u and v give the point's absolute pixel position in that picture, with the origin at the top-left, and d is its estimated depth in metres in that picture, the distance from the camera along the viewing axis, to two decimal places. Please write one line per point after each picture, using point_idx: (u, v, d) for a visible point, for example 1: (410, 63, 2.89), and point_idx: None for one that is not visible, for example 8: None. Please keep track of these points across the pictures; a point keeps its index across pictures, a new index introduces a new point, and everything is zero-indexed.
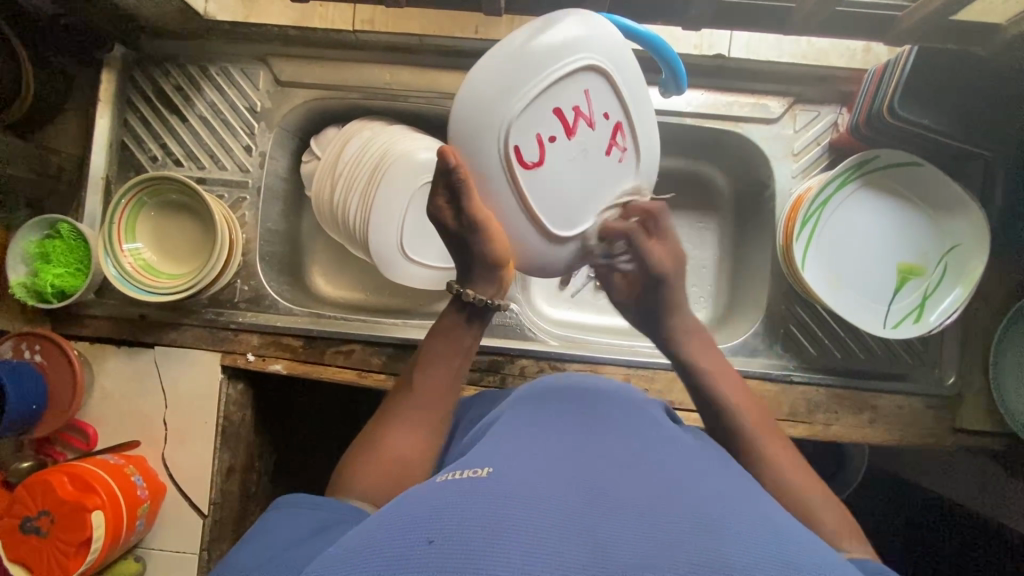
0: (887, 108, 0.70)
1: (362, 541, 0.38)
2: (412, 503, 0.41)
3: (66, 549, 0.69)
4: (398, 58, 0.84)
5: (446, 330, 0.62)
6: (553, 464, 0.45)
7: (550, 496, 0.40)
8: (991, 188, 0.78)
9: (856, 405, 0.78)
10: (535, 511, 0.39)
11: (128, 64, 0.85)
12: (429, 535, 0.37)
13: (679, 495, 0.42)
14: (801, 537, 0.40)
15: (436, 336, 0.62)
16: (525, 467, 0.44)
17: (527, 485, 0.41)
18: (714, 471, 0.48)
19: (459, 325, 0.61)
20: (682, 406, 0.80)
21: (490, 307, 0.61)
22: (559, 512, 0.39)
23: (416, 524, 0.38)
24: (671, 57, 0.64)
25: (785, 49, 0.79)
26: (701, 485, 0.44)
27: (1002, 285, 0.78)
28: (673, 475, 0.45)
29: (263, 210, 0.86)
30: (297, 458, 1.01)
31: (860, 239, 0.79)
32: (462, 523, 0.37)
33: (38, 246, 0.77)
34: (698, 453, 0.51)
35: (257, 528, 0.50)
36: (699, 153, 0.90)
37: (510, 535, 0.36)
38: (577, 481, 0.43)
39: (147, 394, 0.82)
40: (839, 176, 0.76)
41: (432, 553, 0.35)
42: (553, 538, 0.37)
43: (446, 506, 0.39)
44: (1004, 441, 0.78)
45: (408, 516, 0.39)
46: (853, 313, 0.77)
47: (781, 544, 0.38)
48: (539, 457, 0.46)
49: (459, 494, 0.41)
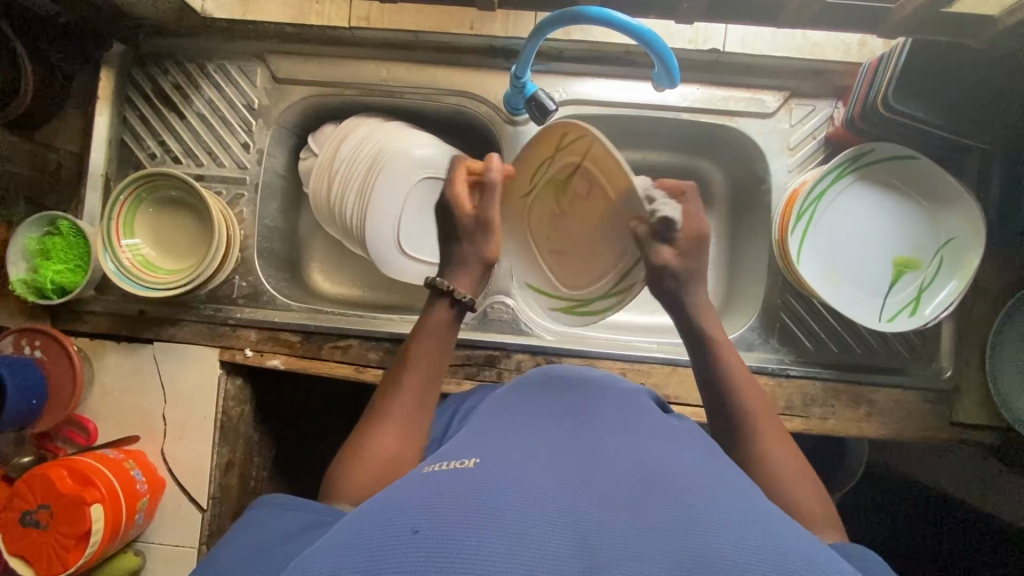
0: (882, 102, 0.69)
1: (352, 531, 0.39)
2: (401, 492, 0.41)
3: (65, 542, 0.70)
4: (394, 55, 0.85)
5: (428, 329, 0.66)
6: (542, 458, 0.45)
7: (534, 488, 0.41)
8: (987, 180, 0.77)
9: (853, 399, 0.78)
10: (520, 502, 0.39)
11: (127, 62, 0.86)
12: (415, 524, 0.37)
13: (666, 486, 0.42)
14: (790, 527, 0.40)
15: (417, 336, 0.66)
16: (515, 459, 0.45)
17: (515, 476, 0.42)
18: (705, 463, 0.48)
19: (440, 323, 0.66)
20: (679, 400, 0.80)
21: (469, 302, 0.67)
22: (543, 503, 0.39)
23: (403, 513, 0.38)
24: (664, 51, 0.65)
25: (779, 43, 0.79)
26: (692, 477, 0.44)
27: (998, 279, 0.78)
28: (661, 466, 0.45)
29: (261, 206, 0.86)
30: (297, 454, 1.01)
31: (855, 234, 0.79)
32: (447, 512, 0.37)
33: (38, 243, 0.78)
34: (689, 445, 0.52)
35: (244, 524, 0.51)
36: (695, 148, 0.90)
37: (494, 526, 0.37)
38: (563, 472, 0.43)
39: (147, 389, 0.83)
40: (834, 170, 0.76)
41: (418, 544, 0.35)
42: (538, 528, 0.37)
43: (432, 497, 0.39)
44: (1001, 434, 0.78)
45: (396, 506, 0.39)
46: (849, 307, 0.77)
47: (768, 535, 0.38)
48: (528, 450, 0.47)
49: (448, 485, 0.41)
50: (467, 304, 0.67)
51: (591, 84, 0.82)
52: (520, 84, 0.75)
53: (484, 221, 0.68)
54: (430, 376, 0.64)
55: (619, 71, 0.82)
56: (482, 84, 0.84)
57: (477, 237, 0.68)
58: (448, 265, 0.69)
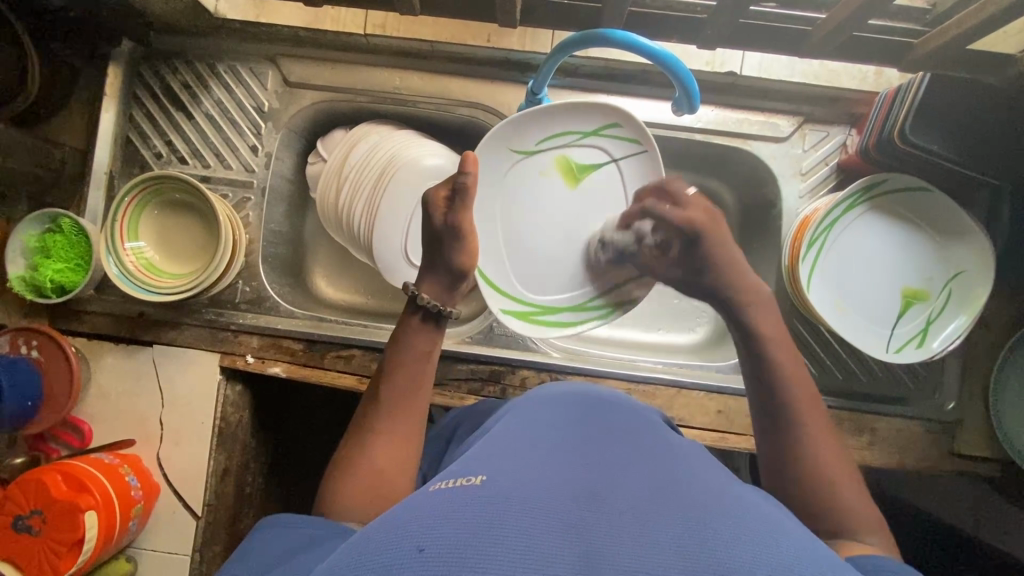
0: (898, 134, 0.70)
1: (360, 549, 0.38)
2: (410, 507, 0.41)
3: (57, 549, 0.69)
4: (407, 63, 0.84)
5: (405, 338, 0.65)
6: (550, 471, 0.45)
7: (543, 504, 0.40)
8: (997, 215, 0.78)
9: (856, 427, 0.78)
10: (530, 518, 0.38)
11: (136, 59, 0.84)
12: (422, 543, 0.36)
13: (677, 503, 0.42)
14: (801, 543, 0.39)
15: (397, 346, 0.64)
16: (523, 474, 0.44)
17: (524, 492, 0.41)
18: (711, 476, 0.48)
19: (416, 331, 0.65)
20: (683, 422, 0.80)
21: (443, 312, 0.65)
22: (553, 521, 0.39)
23: (409, 530, 0.37)
24: (685, 76, 0.64)
25: (796, 69, 0.81)
26: (700, 488, 0.44)
27: (1002, 314, 0.79)
28: (670, 482, 0.45)
29: (267, 211, 0.85)
30: (294, 460, 1.00)
31: (865, 263, 0.79)
32: (458, 530, 0.37)
33: (38, 240, 0.76)
34: (693, 461, 0.51)
35: (248, 547, 0.50)
36: (706, 169, 0.89)
37: (505, 545, 0.36)
38: (571, 489, 0.43)
39: (145, 393, 0.81)
40: (847, 199, 0.76)
41: (427, 561, 0.35)
42: (549, 545, 0.37)
43: (441, 513, 0.39)
44: (1001, 467, 0.78)
45: (404, 522, 0.39)
46: (853, 332, 0.77)
47: (781, 550, 0.37)
48: (536, 464, 0.46)
49: (457, 501, 0.40)
50: (442, 314, 0.66)
51: (606, 101, 0.81)
52: (537, 99, 0.75)
53: (454, 228, 0.65)
54: (418, 384, 0.63)
55: (633, 89, 0.81)
56: (495, 96, 0.83)
57: (443, 245, 0.66)
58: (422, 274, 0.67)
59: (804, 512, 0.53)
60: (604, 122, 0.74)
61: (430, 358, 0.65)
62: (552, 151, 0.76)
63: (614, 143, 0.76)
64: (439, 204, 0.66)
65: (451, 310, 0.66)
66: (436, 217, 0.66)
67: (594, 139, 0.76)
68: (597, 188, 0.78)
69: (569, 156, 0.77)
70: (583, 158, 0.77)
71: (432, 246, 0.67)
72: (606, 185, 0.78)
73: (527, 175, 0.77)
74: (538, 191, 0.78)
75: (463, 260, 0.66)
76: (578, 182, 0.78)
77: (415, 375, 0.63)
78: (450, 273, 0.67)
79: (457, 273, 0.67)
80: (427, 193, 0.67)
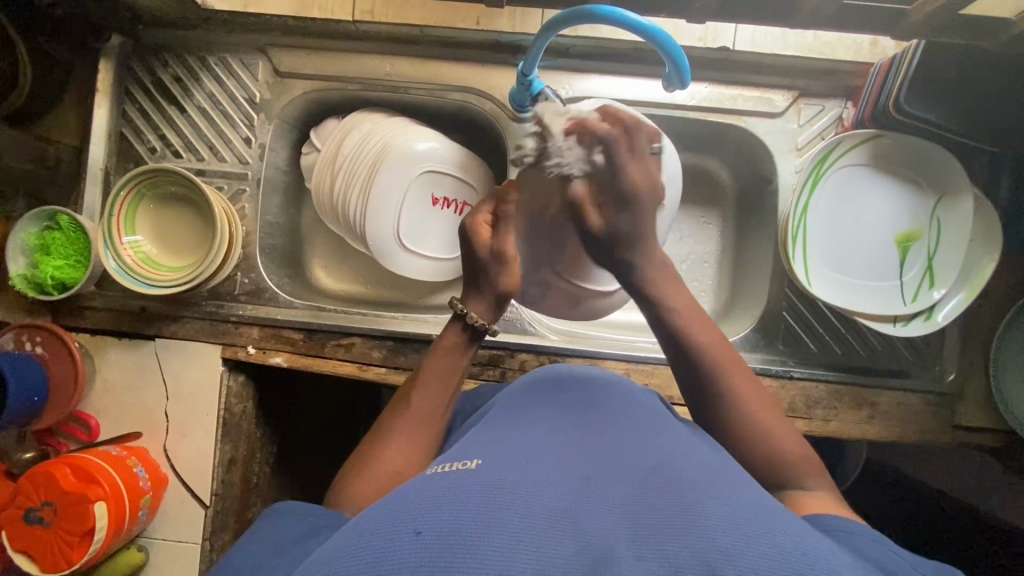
0: (894, 105, 0.71)
1: (354, 535, 0.37)
2: (402, 494, 0.40)
3: (69, 539, 0.70)
4: (397, 48, 0.83)
5: (442, 348, 0.63)
6: (544, 456, 0.44)
7: (536, 487, 0.40)
8: (995, 184, 0.78)
9: (856, 400, 0.78)
10: (525, 505, 0.38)
11: (126, 54, 0.84)
12: (416, 527, 0.36)
13: (666, 485, 0.41)
14: (792, 524, 0.39)
15: (432, 358, 0.63)
16: (517, 460, 0.43)
17: (518, 476, 0.41)
18: (702, 459, 0.47)
19: (454, 343, 0.63)
20: (682, 402, 0.80)
21: (486, 329, 0.63)
22: (551, 507, 0.38)
23: (402, 516, 0.37)
24: (675, 52, 0.63)
25: (790, 42, 0.78)
26: (694, 473, 0.43)
27: (1003, 284, 0.79)
28: (661, 465, 0.44)
29: (263, 202, 0.85)
30: (301, 449, 1.01)
31: (882, 227, 0.80)
32: (450, 517, 0.36)
33: (38, 237, 0.77)
34: (686, 444, 0.51)
35: (256, 531, 0.50)
36: (702, 147, 0.89)
37: (499, 530, 0.35)
38: (566, 473, 0.42)
39: (150, 386, 0.82)
40: (868, 160, 0.79)
41: (418, 548, 0.34)
42: (541, 530, 0.36)
43: (434, 499, 0.38)
44: (1003, 438, 0.78)
45: (396, 509, 0.38)
46: (843, 287, 0.79)
47: (770, 533, 0.36)
48: (531, 448, 0.46)
49: (447, 487, 0.40)
50: (484, 331, 0.64)
51: (597, 81, 0.80)
52: (526, 81, 0.72)
53: (500, 252, 0.62)
54: (441, 393, 0.61)
55: (626, 67, 0.80)
56: (486, 80, 0.83)
57: (484, 271, 0.63)
58: (472, 287, 0.64)
59: (788, 480, 0.54)
60: (974, 277, 0.75)
61: (459, 372, 0.63)
62: (960, 251, 0.76)
63: (958, 286, 0.76)
64: (481, 228, 0.63)
65: (493, 327, 0.63)
66: (482, 244, 0.62)
67: (960, 283, 0.76)
68: (888, 251, 0.80)
69: (945, 263, 0.77)
70: (933, 264, 0.78)
71: (472, 272, 0.64)
72: (884, 254, 0.80)
73: (939, 224, 0.78)
74: (918, 237, 0.79)
75: (506, 281, 0.62)
76: (902, 246, 0.79)
77: (440, 387, 0.62)
78: (497, 296, 0.63)
79: (502, 291, 0.63)
80: (468, 223, 0.64)
